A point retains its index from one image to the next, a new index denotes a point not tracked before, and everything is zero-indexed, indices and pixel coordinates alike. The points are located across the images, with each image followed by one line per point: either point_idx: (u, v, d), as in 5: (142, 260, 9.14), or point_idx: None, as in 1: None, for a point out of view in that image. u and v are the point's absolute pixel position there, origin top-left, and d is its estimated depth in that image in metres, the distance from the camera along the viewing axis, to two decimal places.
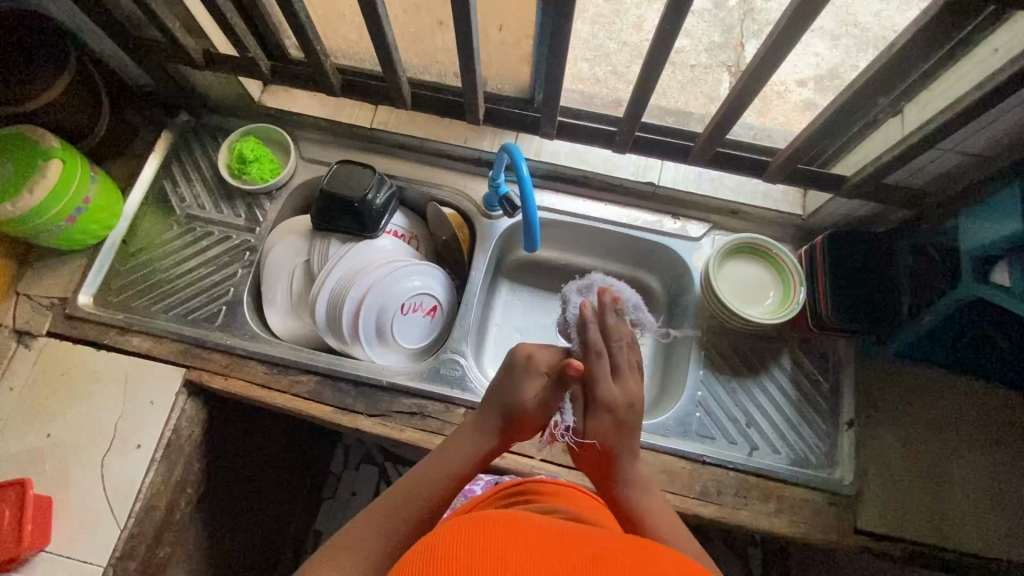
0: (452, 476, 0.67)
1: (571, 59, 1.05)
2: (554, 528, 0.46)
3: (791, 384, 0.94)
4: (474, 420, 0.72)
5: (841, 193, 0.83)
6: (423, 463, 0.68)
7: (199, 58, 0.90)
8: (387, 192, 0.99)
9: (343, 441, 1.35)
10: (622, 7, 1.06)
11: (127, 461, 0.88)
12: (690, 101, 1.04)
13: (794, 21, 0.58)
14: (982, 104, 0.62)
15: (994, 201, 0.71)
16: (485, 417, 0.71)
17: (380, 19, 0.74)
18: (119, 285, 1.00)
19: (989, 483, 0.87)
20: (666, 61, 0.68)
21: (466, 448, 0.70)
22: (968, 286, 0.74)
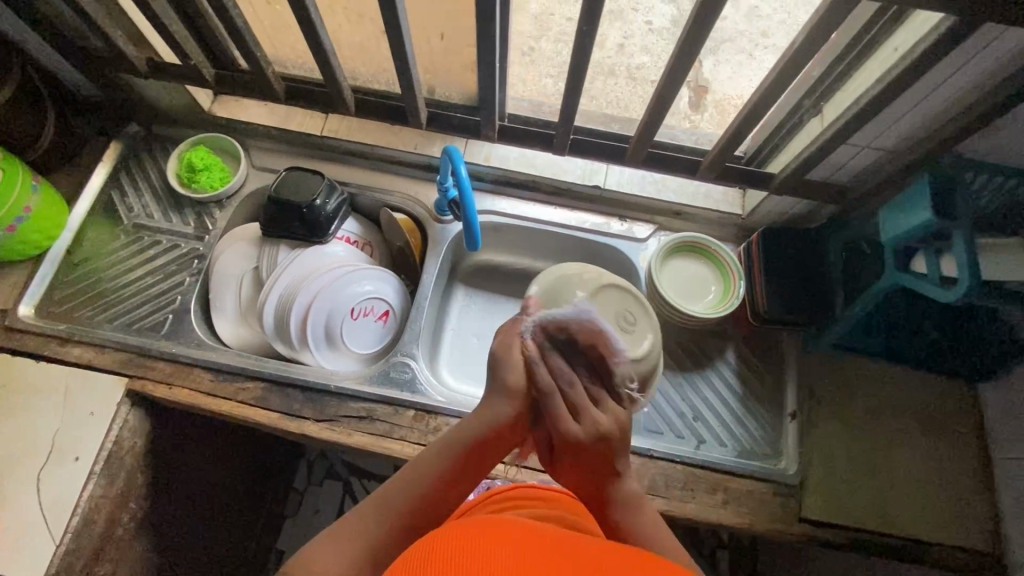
0: (457, 457, 0.64)
1: (535, 76, 1.08)
2: (549, 536, 0.46)
3: (734, 378, 0.97)
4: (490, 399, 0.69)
5: (770, 190, 0.87)
6: (427, 451, 0.66)
7: (143, 66, 0.91)
8: (338, 199, 1.00)
9: (307, 456, 1.33)
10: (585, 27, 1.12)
11: (63, 474, 0.85)
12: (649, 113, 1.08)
13: (702, 20, 0.62)
14: (880, 99, 0.67)
15: (906, 193, 0.74)
16: (494, 390, 0.69)
17: (315, 26, 0.76)
18: (62, 296, 0.99)
19: (927, 469, 0.90)
20: (590, 62, 0.71)
21: (473, 427, 0.66)
22: (892, 275, 0.77)
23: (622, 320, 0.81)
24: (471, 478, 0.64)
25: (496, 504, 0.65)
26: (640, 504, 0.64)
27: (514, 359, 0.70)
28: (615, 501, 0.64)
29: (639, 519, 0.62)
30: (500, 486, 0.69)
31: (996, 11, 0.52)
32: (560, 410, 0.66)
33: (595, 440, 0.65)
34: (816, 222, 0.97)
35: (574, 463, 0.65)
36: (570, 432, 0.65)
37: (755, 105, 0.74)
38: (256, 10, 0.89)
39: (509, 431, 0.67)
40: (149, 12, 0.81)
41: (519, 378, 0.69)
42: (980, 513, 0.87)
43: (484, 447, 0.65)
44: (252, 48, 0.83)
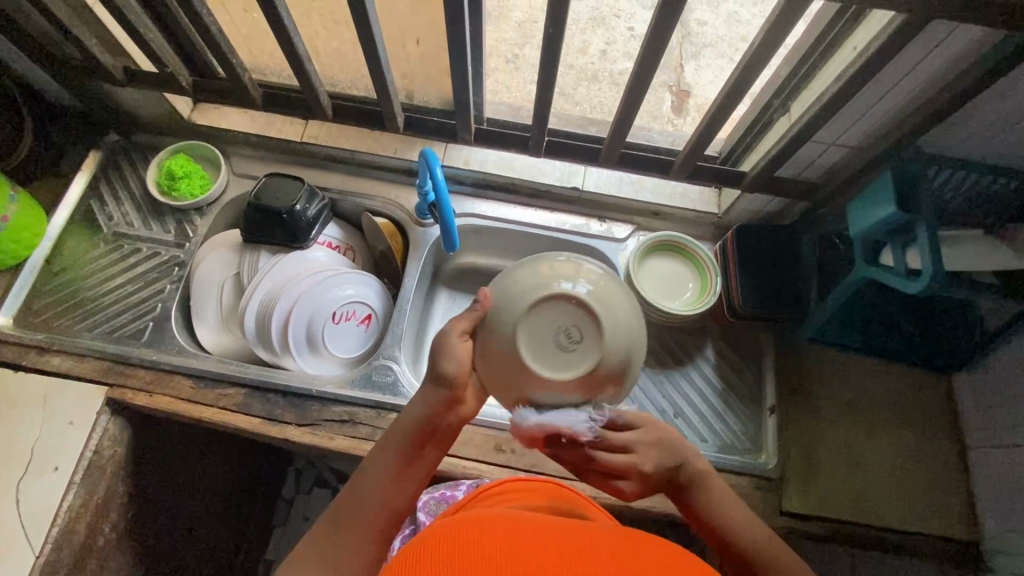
0: (399, 458, 0.60)
1: (519, 82, 1.10)
2: (549, 528, 0.46)
3: (714, 373, 0.98)
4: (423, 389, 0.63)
5: (742, 187, 0.89)
6: (369, 453, 0.62)
7: (120, 75, 0.92)
8: (319, 204, 1.01)
9: (294, 464, 1.30)
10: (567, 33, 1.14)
11: (40, 485, 0.84)
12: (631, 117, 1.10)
13: (665, 20, 0.63)
14: (839, 96, 0.69)
15: (870, 188, 0.76)
16: (426, 381, 0.63)
17: (289, 33, 0.77)
18: (41, 305, 0.98)
19: (904, 460, 0.91)
20: (560, 65, 0.73)
21: (408, 423, 0.61)
22: (861, 268, 0.79)
23: (561, 336, 0.57)
24: (416, 471, 0.61)
25: (483, 501, 0.66)
26: (707, 475, 0.65)
27: (457, 349, 0.61)
28: (689, 482, 0.65)
29: (710, 491, 0.64)
30: (487, 483, 0.72)
31: (939, 10, 0.55)
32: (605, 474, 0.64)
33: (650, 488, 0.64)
34: (790, 219, 0.99)
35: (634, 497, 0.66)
36: (619, 489, 0.64)
37: (721, 105, 0.76)
38: (232, 17, 0.90)
39: (447, 422, 0.62)
40: (123, 20, 0.81)
41: (461, 371, 0.61)
42: (955, 501, 0.89)
43: (424, 438, 0.61)
44: (227, 55, 0.83)
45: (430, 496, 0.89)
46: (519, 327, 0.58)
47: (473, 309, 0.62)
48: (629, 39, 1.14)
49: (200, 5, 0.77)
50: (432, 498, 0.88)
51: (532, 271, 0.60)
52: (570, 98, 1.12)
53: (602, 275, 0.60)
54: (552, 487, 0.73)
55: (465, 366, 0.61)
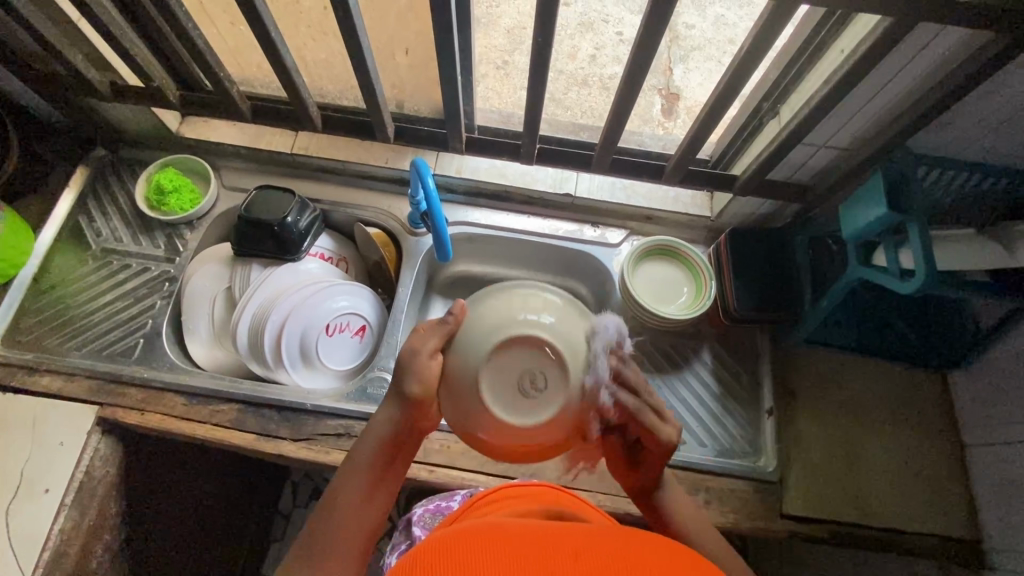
0: (367, 478, 0.62)
1: (509, 88, 1.10)
2: (552, 533, 0.45)
3: (711, 377, 0.98)
4: (383, 407, 0.64)
5: (734, 191, 0.90)
6: (338, 475, 0.63)
7: (106, 90, 0.91)
8: (310, 216, 1.00)
9: (291, 477, 1.28)
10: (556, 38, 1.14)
11: (31, 508, 0.82)
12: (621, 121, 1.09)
13: (651, 27, 0.64)
14: (828, 99, 0.69)
15: (862, 190, 0.76)
16: (387, 397, 0.64)
17: (276, 46, 0.76)
18: (30, 324, 0.97)
19: (902, 459, 0.91)
20: (549, 71, 0.72)
21: (374, 440, 0.63)
22: (854, 269, 0.79)
23: (524, 381, 0.54)
24: (387, 482, 0.64)
25: (479, 509, 0.66)
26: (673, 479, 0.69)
27: (426, 370, 0.59)
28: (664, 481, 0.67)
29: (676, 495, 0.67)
30: (482, 490, 0.71)
31: (923, 14, 0.55)
32: (652, 418, 0.60)
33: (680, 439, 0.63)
34: (783, 220, 0.99)
35: (656, 466, 0.63)
36: (665, 437, 0.60)
37: (710, 110, 0.76)
38: (219, 31, 0.90)
39: (410, 434, 0.64)
40: (108, 35, 0.81)
41: (428, 392, 0.60)
42: (955, 499, 0.89)
43: (391, 451, 0.63)
44: (214, 69, 0.83)
45: (425, 509, 0.89)
46: (482, 362, 0.55)
47: (447, 322, 0.60)
48: (618, 44, 1.14)
49: (186, 20, 0.77)
50: (427, 511, 0.88)
51: (507, 302, 0.56)
52: (561, 103, 1.12)
53: (580, 317, 0.56)
54: (547, 490, 0.72)
55: (429, 387, 0.60)
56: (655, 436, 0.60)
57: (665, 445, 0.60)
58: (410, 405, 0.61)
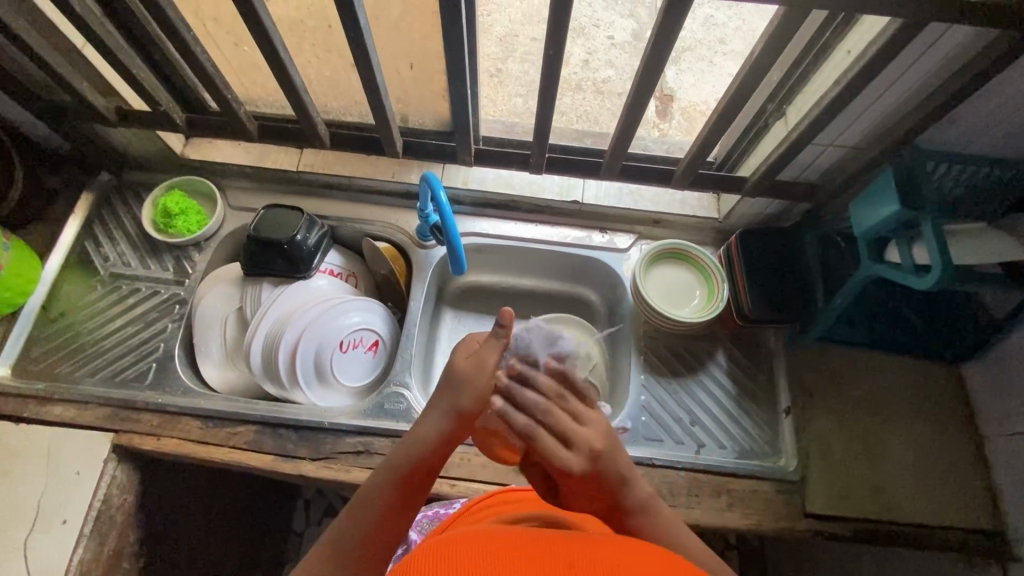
0: (398, 485, 0.58)
1: (504, 95, 1.11)
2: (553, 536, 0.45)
3: (728, 378, 0.98)
4: (427, 414, 0.63)
5: (744, 193, 0.90)
6: (368, 480, 0.60)
7: (112, 116, 0.92)
8: (318, 233, 1.00)
9: (303, 495, 1.28)
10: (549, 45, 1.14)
11: (49, 541, 0.81)
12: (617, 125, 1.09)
13: (662, 38, 0.64)
14: (838, 100, 0.70)
15: (873, 187, 0.77)
16: (432, 405, 0.63)
17: (286, 66, 0.77)
18: (40, 353, 0.96)
19: (921, 453, 0.92)
20: (559, 81, 0.73)
21: (417, 442, 0.61)
22: (868, 266, 0.80)
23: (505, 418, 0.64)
24: (420, 489, 0.60)
25: (476, 515, 0.67)
26: (649, 501, 0.60)
27: (481, 384, 0.62)
28: (631, 510, 0.58)
29: (654, 525, 0.58)
30: (480, 497, 0.71)
31: (934, 15, 0.56)
32: (547, 440, 0.58)
33: (593, 462, 0.57)
34: (791, 219, 0.99)
35: (584, 494, 0.58)
36: (575, 438, 0.58)
37: (719, 115, 0.77)
38: (222, 52, 0.90)
39: (451, 442, 0.62)
40: (115, 62, 0.81)
41: (480, 405, 0.62)
42: (975, 490, 0.89)
43: (429, 462, 0.60)
44: (222, 90, 0.83)
45: (425, 515, 0.91)
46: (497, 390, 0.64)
47: (498, 337, 0.64)
48: (610, 48, 1.15)
49: (194, 44, 0.77)
50: (426, 517, 0.90)
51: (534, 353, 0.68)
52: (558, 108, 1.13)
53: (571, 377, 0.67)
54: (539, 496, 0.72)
55: (486, 401, 0.62)
56: (563, 438, 0.58)
57: (566, 472, 0.56)
58: (462, 414, 0.62)
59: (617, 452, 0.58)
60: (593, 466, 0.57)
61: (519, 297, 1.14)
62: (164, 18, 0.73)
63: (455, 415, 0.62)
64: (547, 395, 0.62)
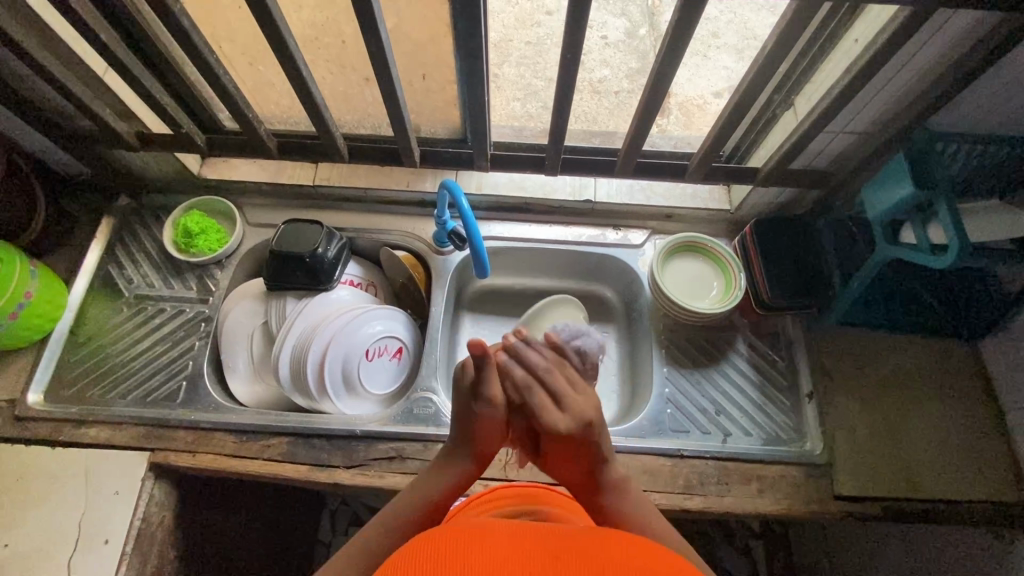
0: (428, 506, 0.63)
1: (503, 100, 1.12)
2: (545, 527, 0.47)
3: (749, 366, 0.99)
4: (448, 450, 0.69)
5: (756, 183, 0.92)
6: (394, 500, 0.65)
7: (133, 140, 0.94)
8: (338, 244, 1.01)
9: (328, 506, 1.28)
10: (544, 47, 1.16)
11: (94, 560, 0.83)
12: (619, 123, 1.11)
13: (676, 38, 0.66)
14: (849, 88, 0.72)
15: (885, 171, 0.79)
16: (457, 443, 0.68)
17: (306, 82, 0.78)
18: (70, 378, 0.97)
19: (944, 431, 0.93)
20: (574, 84, 0.74)
21: (447, 475, 0.66)
22: (884, 248, 0.82)
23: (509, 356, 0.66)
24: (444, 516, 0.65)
25: (477, 507, 0.68)
26: (625, 487, 0.65)
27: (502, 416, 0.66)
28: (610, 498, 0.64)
29: (626, 504, 0.64)
30: (482, 491, 0.73)
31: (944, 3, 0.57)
32: (541, 401, 0.61)
33: (582, 428, 0.60)
34: (801, 207, 1.01)
35: (564, 449, 0.62)
36: (552, 421, 0.60)
37: (731, 108, 0.78)
38: (239, 73, 0.92)
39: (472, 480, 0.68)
40: (139, 88, 0.83)
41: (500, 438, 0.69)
42: (1001, 465, 0.90)
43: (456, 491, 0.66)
44: (243, 110, 0.85)
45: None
46: None
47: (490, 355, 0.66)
48: (603, 47, 1.17)
49: (216, 65, 0.78)
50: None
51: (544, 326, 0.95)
52: None
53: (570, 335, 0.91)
54: (538, 491, 0.73)
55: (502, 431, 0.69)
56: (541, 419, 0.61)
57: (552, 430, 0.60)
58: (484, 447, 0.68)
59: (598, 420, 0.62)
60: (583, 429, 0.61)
61: (537, 297, 1.15)
62: (189, 43, 0.74)
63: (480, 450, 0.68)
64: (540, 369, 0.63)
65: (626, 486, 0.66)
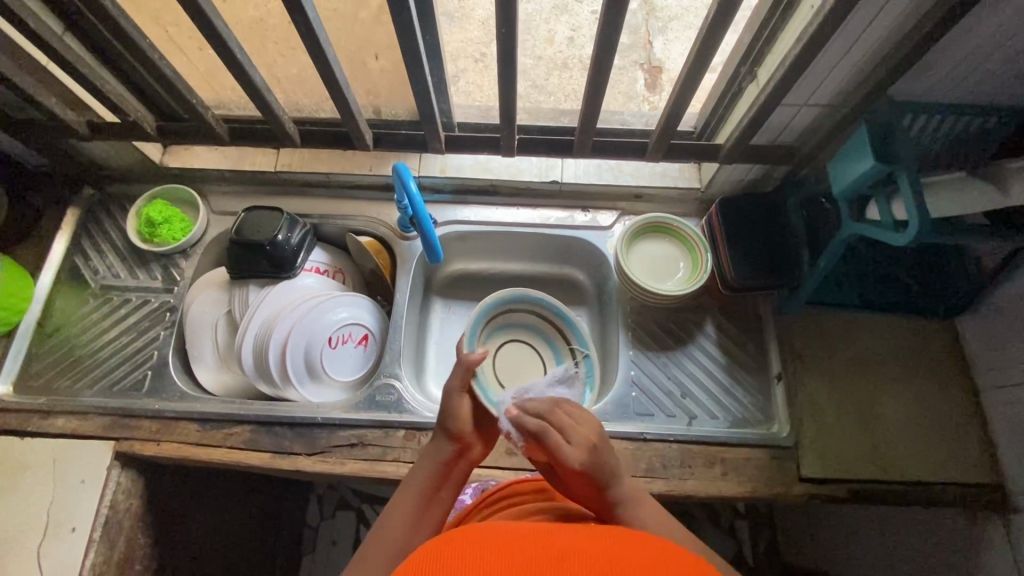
0: (422, 492, 0.67)
1: (489, 81, 1.06)
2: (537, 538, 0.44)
3: (717, 348, 0.97)
4: (432, 438, 0.73)
5: (720, 160, 0.89)
6: (394, 496, 0.68)
7: (85, 129, 0.92)
8: (301, 231, 1.00)
9: (316, 490, 1.30)
10: (530, 24, 1.11)
11: (61, 548, 0.84)
12: (609, 100, 1.07)
13: (613, 7, 0.63)
14: (802, 57, 0.68)
15: (849, 144, 0.75)
16: (439, 429, 0.72)
17: (243, 64, 0.76)
18: (38, 369, 0.98)
19: (916, 412, 0.91)
20: (517, 59, 0.71)
21: (430, 461, 0.69)
22: (848, 225, 0.79)
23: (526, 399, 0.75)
24: (455, 484, 0.70)
25: (485, 511, 0.68)
26: (639, 498, 0.63)
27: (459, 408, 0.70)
28: (620, 496, 0.62)
29: (640, 512, 0.61)
30: (495, 487, 0.73)
31: None
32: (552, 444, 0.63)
33: (590, 461, 0.61)
34: (772, 184, 0.98)
35: (583, 489, 0.62)
36: (567, 457, 0.61)
37: (687, 80, 0.75)
38: (189, 57, 0.90)
39: (460, 466, 0.71)
40: (78, 76, 0.81)
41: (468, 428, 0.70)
42: (973, 445, 0.88)
43: (442, 476, 0.69)
44: (187, 95, 0.83)
45: None
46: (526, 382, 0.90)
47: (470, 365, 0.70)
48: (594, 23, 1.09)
49: (151, 50, 0.76)
50: None
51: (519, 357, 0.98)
52: (543, 89, 1.10)
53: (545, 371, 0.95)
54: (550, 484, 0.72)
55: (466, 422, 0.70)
56: (559, 457, 0.62)
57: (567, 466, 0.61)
58: (457, 436, 0.70)
59: (607, 448, 0.63)
60: (592, 461, 0.61)
61: (508, 282, 1.14)
62: (121, 30, 0.73)
63: (456, 438, 0.70)
64: (585, 423, 0.65)
65: (641, 500, 0.63)
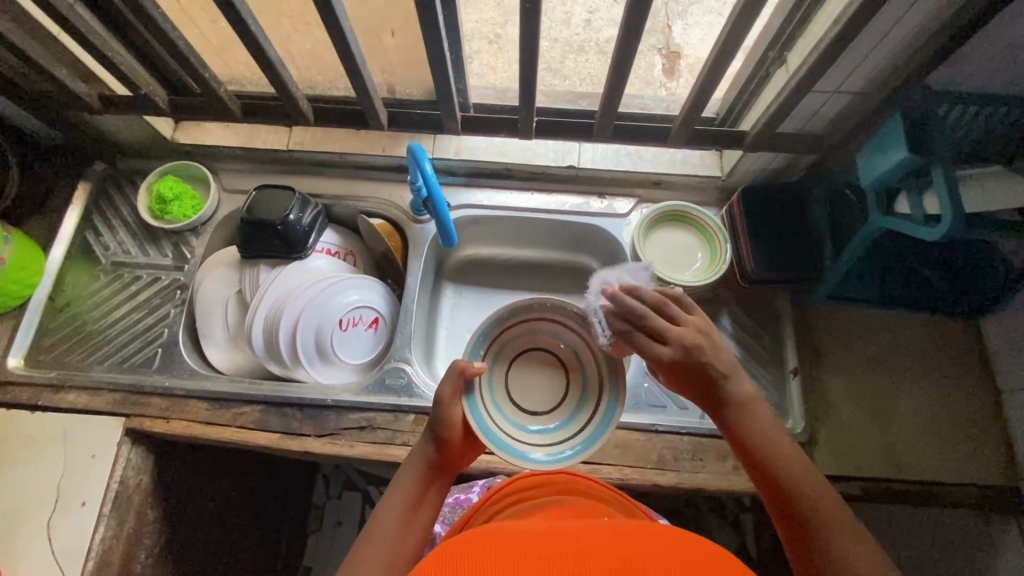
0: (410, 496, 0.66)
1: (505, 63, 1.03)
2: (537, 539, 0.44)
3: (734, 341, 0.95)
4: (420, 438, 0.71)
5: (744, 148, 0.87)
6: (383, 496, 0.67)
7: (97, 102, 0.91)
8: (312, 212, 0.99)
9: (322, 470, 1.30)
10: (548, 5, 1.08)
11: (70, 521, 0.84)
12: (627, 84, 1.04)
13: None
14: (838, 42, 0.65)
15: (881, 134, 0.72)
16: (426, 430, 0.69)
17: (257, 37, 0.74)
18: (49, 344, 0.98)
19: (934, 412, 0.89)
20: (540, 36, 0.69)
21: (416, 464, 0.68)
22: (877, 221, 0.77)
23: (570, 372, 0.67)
24: (443, 484, 0.70)
25: (497, 506, 0.68)
26: (751, 402, 0.62)
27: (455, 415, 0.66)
28: (727, 398, 0.62)
29: (750, 417, 0.62)
30: (501, 484, 0.72)
31: None
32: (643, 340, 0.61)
33: (686, 355, 0.60)
34: (795, 174, 0.96)
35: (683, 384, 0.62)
36: (659, 352, 0.61)
37: (714, 64, 0.72)
38: (201, 29, 0.88)
39: (447, 469, 0.70)
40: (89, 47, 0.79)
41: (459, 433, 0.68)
42: (994, 447, 0.86)
43: (430, 478, 0.68)
44: (199, 68, 0.81)
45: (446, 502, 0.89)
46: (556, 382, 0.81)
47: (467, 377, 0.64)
48: (613, 4, 1.05)
49: (164, 21, 0.74)
50: (447, 506, 0.88)
51: None
52: (559, 71, 1.07)
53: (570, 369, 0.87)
54: (564, 478, 0.71)
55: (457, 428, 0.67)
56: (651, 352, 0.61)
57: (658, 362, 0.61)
58: (445, 441, 0.68)
59: (717, 345, 0.61)
60: (685, 358, 0.60)
61: (520, 267, 1.12)
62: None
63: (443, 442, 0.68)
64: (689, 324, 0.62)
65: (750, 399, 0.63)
